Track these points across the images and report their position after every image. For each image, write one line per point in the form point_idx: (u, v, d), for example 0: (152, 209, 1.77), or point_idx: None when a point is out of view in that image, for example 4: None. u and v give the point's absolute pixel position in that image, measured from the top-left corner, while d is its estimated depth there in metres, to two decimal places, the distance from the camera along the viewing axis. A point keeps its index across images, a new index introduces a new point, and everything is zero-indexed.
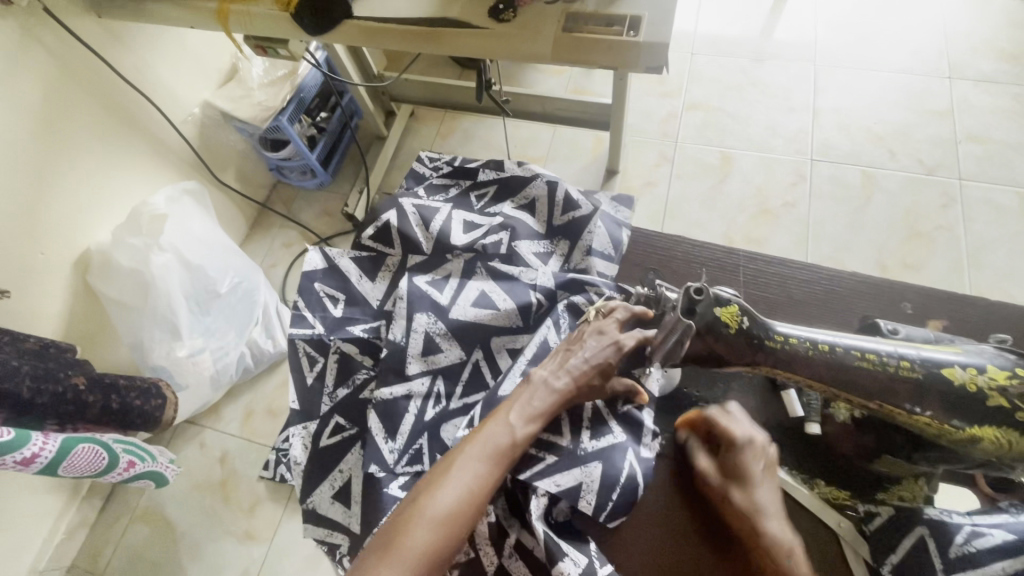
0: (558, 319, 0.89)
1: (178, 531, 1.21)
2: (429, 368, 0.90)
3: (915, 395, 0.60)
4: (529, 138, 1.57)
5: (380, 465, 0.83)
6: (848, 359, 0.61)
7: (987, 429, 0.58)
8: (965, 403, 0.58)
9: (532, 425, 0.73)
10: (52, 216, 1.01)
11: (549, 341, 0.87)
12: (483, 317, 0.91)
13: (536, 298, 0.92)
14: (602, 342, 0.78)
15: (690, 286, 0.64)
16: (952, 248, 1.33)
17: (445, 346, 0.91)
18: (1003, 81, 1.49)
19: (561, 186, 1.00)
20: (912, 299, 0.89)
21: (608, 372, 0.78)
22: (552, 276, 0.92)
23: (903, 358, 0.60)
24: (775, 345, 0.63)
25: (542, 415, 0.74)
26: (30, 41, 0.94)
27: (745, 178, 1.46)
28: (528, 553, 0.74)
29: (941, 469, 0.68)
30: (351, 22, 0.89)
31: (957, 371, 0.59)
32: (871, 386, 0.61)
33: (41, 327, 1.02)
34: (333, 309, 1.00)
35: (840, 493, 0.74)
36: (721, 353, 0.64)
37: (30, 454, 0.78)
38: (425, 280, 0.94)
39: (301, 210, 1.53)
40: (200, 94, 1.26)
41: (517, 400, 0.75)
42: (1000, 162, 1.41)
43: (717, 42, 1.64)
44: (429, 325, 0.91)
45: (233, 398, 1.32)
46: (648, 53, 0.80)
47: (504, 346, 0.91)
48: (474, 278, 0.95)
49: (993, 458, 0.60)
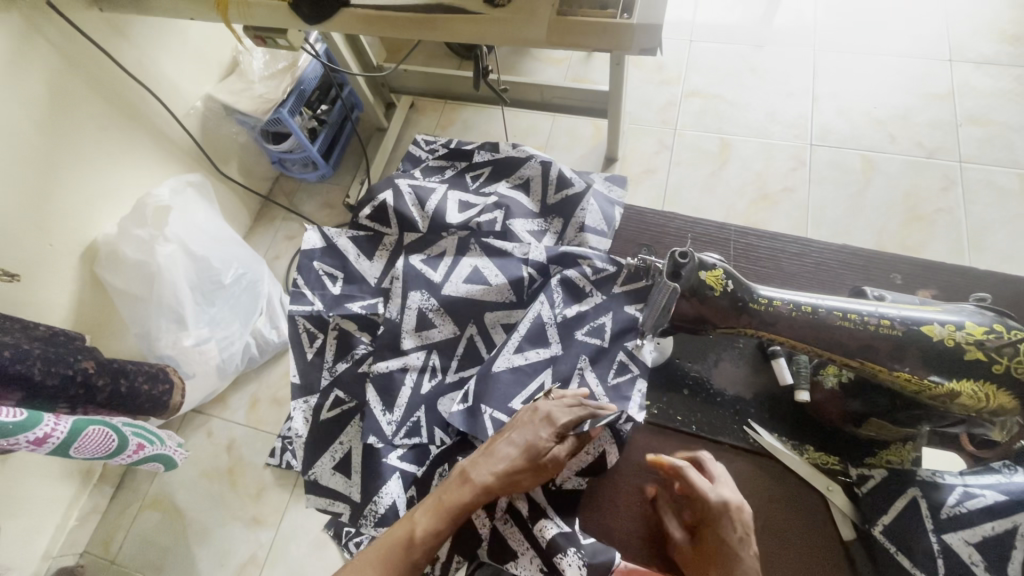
0: (551, 294, 0.89)
1: (187, 517, 1.24)
2: (423, 344, 0.93)
3: (895, 353, 0.61)
4: (528, 127, 1.57)
5: (379, 436, 0.86)
6: (829, 319, 0.62)
7: (965, 383, 0.59)
8: (943, 359, 0.59)
9: (437, 522, 0.65)
10: (59, 207, 1.03)
11: (542, 317, 0.88)
12: (475, 292, 0.93)
13: (528, 273, 0.93)
14: (531, 421, 0.73)
15: (675, 249, 0.63)
16: (952, 231, 1.33)
17: (439, 322, 0.93)
18: (1004, 62, 1.49)
19: (555, 166, 1.01)
20: (902, 270, 0.90)
21: (535, 456, 0.70)
22: (544, 250, 0.93)
23: (883, 317, 0.61)
24: (759, 307, 0.64)
25: (450, 510, 0.66)
26: (34, 33, 0.95)
27: (745, 163, 1.46)
28: (520, 516, 0.76)
29: (926, 429, 0.69)
30: (348, 10, 0.90)
31: (935, 328, 0.60)
32: (852, 345, 0.62)
33: (51, 315, 1.04)
34: (332, 287, 1.01)
35: (830, 458, 0.75)
36: (706, 316, 0.65)
37: (42, 435, 0.80)
38: (420, 259, 0.98)
39: (303, 202, 1.55)
40: (202, 86, 1.27)
41: (431, 497, 0.69)
42: (1002, 144, 1.40)
43: (717, 29, 1.64)
44: (423, 302, 0.94)
45: (239, 387, 1.35)
46: (642, 34, 0.80)
47: (498, 321, 0.93)
48: (468, 254, 0.97)
49: (969, 412, 0.61)
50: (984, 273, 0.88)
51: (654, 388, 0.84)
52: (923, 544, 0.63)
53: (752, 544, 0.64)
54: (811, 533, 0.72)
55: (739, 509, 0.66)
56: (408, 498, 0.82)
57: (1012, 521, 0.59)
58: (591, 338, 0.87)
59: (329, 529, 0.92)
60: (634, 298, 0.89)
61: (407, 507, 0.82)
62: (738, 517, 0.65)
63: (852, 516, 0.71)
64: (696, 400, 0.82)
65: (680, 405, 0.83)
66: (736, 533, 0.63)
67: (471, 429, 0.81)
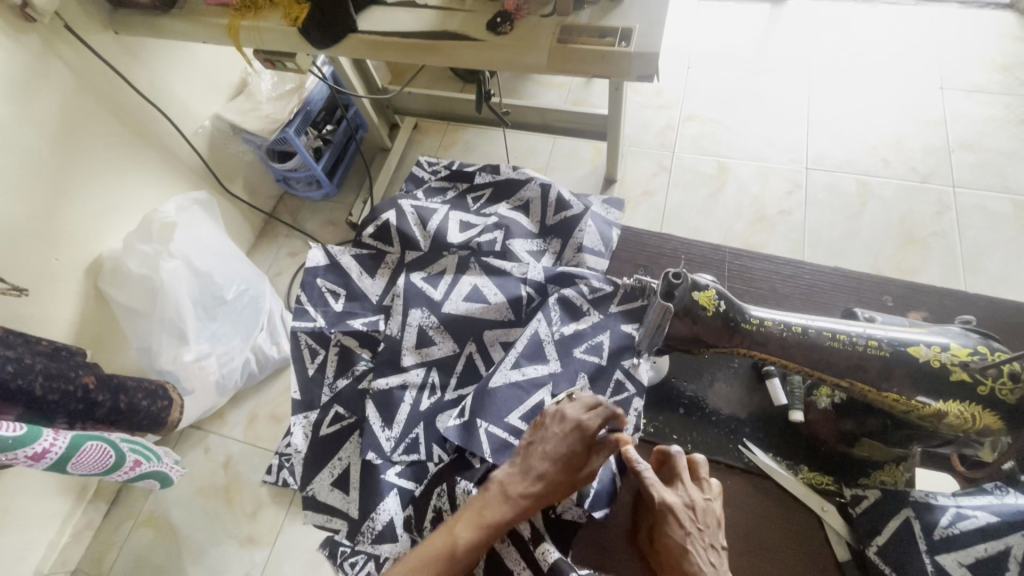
0: (549, 312, 0.90)
1: (181, 535, 1.23)
2: (423, 360, 0.93)
3: (883, 373, 0.62)
4: (529, 149, 1.61)
5: (378, 453, 0.87)
6: (819, 340, 0.64)
7: (954, 403, 0.60)
8: (928, 379, 0.60)
9: (479, 538, 0.65)
10: (67, 223, 1.05)
11: (540, 335, 0.89)
12: (474, 310, 0.94)
13: (526, 291, 0.94)
14: (563, 427, 0.72)
15: (668, 270, 0.63)
16: (947, 255, 1.35)
17: (438, 339, 0.94)
18: (995, 91, 1.52)
19: (554, 188, 1.04)
20: (893, 292, 0.91)
21: (570, 471, 0.70)
22: (542, 268, 0.95)
23: (871, 338, 0.62)
24: (751, 327, 0.65)
25: (492, 526, 0.66)
26: (50, 55, 0.98)
27: (742, 186, 1.49)
28: (519, 539, 0.75)
29: (917, 447, 0.70)
30: (355, 36, 0.93)
31: (922, 349, 0.61)
32: (841, 364, 0.63)
33: (54, 329, 1.05)
34: (334, 304, 1.02)
35: (824, 478, 0.76)
36: (699, 334, 0.66)
37: (40, 450, 0.81)
38: (420, 277, 0.98)
39: (306, 219, 1.57)
40: (210, 107, 1.31)
41: (468, 508, 0.69)
42: (993, 170, 1.43)
43: (714, 56, 1.69)
44: (423, 319, 0.95)
45: (238, 403, 1.35)
46: (639, 62, 0.83)
47: (497, 339, 0.94)
48: (468, 273, 0.98)
49: (958, 432, 0.62)
50: (976, 297, 0.89)
51: (650, 407, 0.84)
52: (917, 565, 0.63)
53: (702, 541, 0.64)
54: (805, 559, 0.72)
55: (685, 508, 0.67)
56: (405, 515, 0.82)
57: (1005, 543, 0.59)
58: (589, 356, 0.88)
59: (323, 549, 0.89)
60: (631, 316, 0.90)
61: (404, 525, 0.81)
62: (681, 516, 0.66)
63: (847, 537, 0.71)
64: (691, 418, 0.83)
65: (678, 423, 0.83)
66: (679, 531, 0.65)
67: (466, 443, 0.81)
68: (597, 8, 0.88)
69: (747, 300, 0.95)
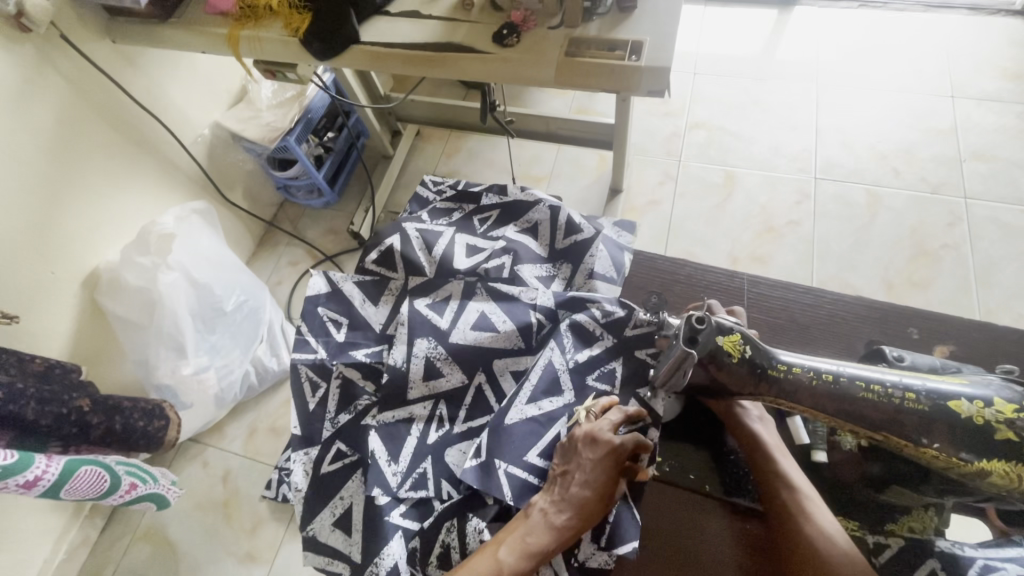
0: (561, 340, 0.88)
1: (179, 551, 1.20)
2: (430, 394, 0.91)
3: (920, 427, 0.59)
4: (532, 157, 1.58)
5: (384, 489, 0.85)
6: (852, 389, 0.61)
7: (997, 462, 0.57)
8: (970, 435, 0.57)
9: (524, 564, 0.68)
10: (63, 236, 1.03)
11: (554, 365, 0.87)
12: (483, 339, 0.92)
13: (537, 318, 0.92)
14: (597, 452, 0.73)
15: (691, 314, 0.63)
16: (958, 269, 1.32)
17: (447, 370, 0.91)
18: (1006, 99, 1.50)
19: (563, 211, 1.02)
20: (918, 325, 0.96)
21: (606, 496, 0.72)
22: (552, 294, 0.93)
23: (908, 390, 0.60)
24: (779, 374, 0.63)
25: (535, 553, 0.69)
26: (45, 65, 0.96)
27: (750, 196, 1.46)
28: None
29: (951, 500, 0.69)
30: (357, 47, 0.90)
31: (963, 404, 0.58)
32: (876, 417, 0.61)
33: (49, 345, 1.03)
34: (336, 334, 1.00)
35: (849, 523, 0.73)
36: (724, 382, 0.64)
37: (32, 477, 0.79)
38: (426, 304, 0.94)
39: (307, 227, 1.55)
40: (210, 115, 1.28)
41: (510, 534, 0.71)
42: (1006, 180, 1.41)
43: (719, 61, 1.66)
44: (429, 350, 0.92)
45: (237, 416, 1.32)
46: (650, 77, 0.81)
47: (508, 368, 0.91)
48: (474, 299, 0.95)
49: (1003, 491, 0.59)
50: (978, 325, 0.95)
51: (665, 441, 0.86)
52: None
53: None
54: None
55: None
56: (410, 549, 0.82)
57: None
58: (601, 383, 0.87)
59: None
60: (643, 340, 0.89)
61: (408, 561, 0.82)
62: None
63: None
64: (701, 451, 0.85)
65: (691, 462, 0.84)
66: None
67: (485, 485, 0.80)
68: (607, 19, 0.86)
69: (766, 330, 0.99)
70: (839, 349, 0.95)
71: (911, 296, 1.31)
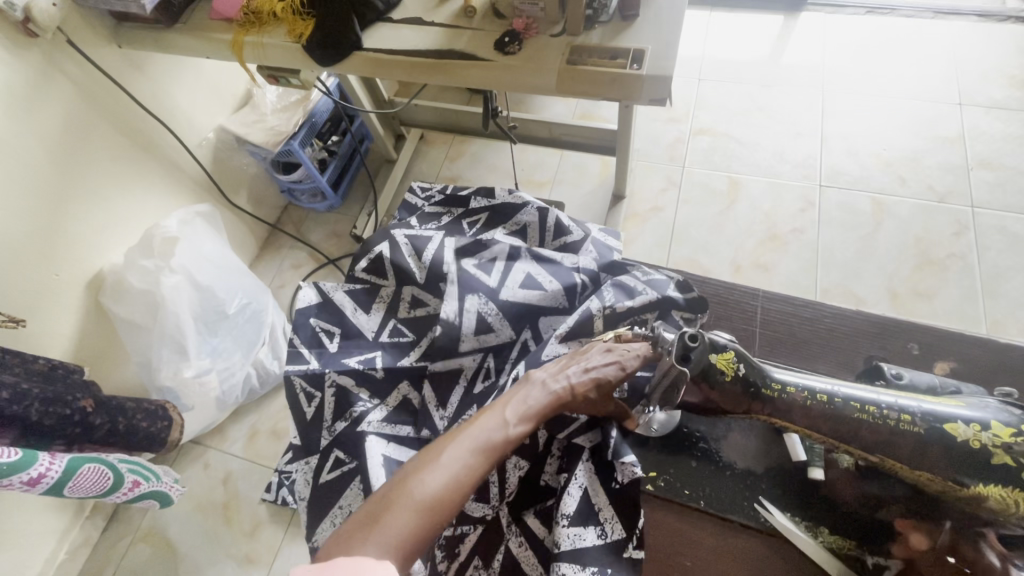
0: (603, 294, 0.92)
1: (179, 553, 1.21)
2: (480, 346, 0.95)
3: (916, 450, 0.59)
4: (536, 163, 1.58)
5: (431, 429, 0.91)
6: (846, 411, 0.61)
7: (993, 486, 0.56)
8: (967, 460, 0.57)
9: (527, 425, 0.68)
10: (69, 239, 1.04)
11: (591, 309, 0.90)
12: (532, 298, 0.94)
13: (581, 279, 0.96)
14: (608, 356, 0.75)
15: (684, 332, 0.61)
16: (966, 278, 1.31)
17: (497, 327, 0.94)
18: (1015, 107, 1.48)
19: (552, 213, 1.03)
20: (918, 341, 0.96)
21: (605, 392, 0.74)
22: (594, 260, 0.98)
23: (903, 412, 0.59)
24: (773, 393, 0.62)
25: (536, 419, 0.69)
26: (53, 71, 0.97)
27: (753, 203, 1.46)
28: (536, 540, 0.80)
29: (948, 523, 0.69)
30: (358, 53, 0.90)
31: (959, 427, 0.58)
32: (870, 439, 0.60)
33: (51, 346, 1.03)
34: (329, 344, 1.00)
35: (844, 541, 0.77)
36: (716, 400, 0.63)
37: (36, 474, 0.81)
38: (472, 264, 0.98)
39: (311, 230, 1.55)
40: (215, 119, 1.29)
41: (513, 398, 0.71)
42: (1014, 190, 1.39)
43: (725, 66, 1.65)
44: (481, 306, 0.94)
45: (238, 419, 1.33)
46: (652, 85, 0.80)
47: (551, 326, 0.95)
48: (519, 262, 0.98)
49: (999, 514, 0.58)
50: (970, 342, 0.94)
51: (659, 454, 0.86)
52: None
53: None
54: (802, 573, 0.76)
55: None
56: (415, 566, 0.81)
57: None
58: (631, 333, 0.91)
59: None
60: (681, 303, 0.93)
61: None
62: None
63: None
64: (697, 465, 0.84)
65: (686, 477, 0.84)
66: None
67: None
68: (608, 28, 0.86)
69: (771, 345, 0.99)
70: (836, 363, 0.96)
71: (917, 306, 1.29)
